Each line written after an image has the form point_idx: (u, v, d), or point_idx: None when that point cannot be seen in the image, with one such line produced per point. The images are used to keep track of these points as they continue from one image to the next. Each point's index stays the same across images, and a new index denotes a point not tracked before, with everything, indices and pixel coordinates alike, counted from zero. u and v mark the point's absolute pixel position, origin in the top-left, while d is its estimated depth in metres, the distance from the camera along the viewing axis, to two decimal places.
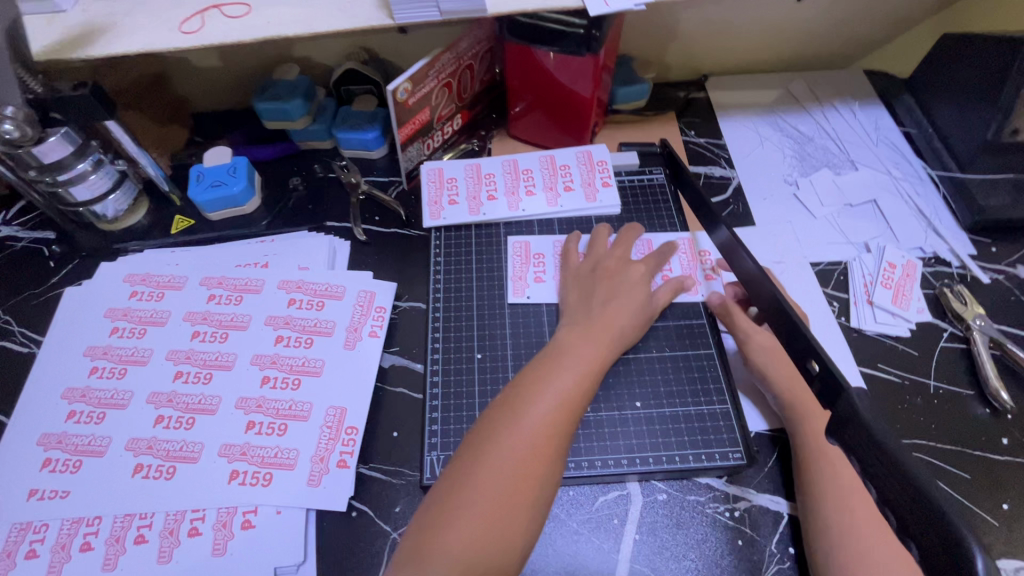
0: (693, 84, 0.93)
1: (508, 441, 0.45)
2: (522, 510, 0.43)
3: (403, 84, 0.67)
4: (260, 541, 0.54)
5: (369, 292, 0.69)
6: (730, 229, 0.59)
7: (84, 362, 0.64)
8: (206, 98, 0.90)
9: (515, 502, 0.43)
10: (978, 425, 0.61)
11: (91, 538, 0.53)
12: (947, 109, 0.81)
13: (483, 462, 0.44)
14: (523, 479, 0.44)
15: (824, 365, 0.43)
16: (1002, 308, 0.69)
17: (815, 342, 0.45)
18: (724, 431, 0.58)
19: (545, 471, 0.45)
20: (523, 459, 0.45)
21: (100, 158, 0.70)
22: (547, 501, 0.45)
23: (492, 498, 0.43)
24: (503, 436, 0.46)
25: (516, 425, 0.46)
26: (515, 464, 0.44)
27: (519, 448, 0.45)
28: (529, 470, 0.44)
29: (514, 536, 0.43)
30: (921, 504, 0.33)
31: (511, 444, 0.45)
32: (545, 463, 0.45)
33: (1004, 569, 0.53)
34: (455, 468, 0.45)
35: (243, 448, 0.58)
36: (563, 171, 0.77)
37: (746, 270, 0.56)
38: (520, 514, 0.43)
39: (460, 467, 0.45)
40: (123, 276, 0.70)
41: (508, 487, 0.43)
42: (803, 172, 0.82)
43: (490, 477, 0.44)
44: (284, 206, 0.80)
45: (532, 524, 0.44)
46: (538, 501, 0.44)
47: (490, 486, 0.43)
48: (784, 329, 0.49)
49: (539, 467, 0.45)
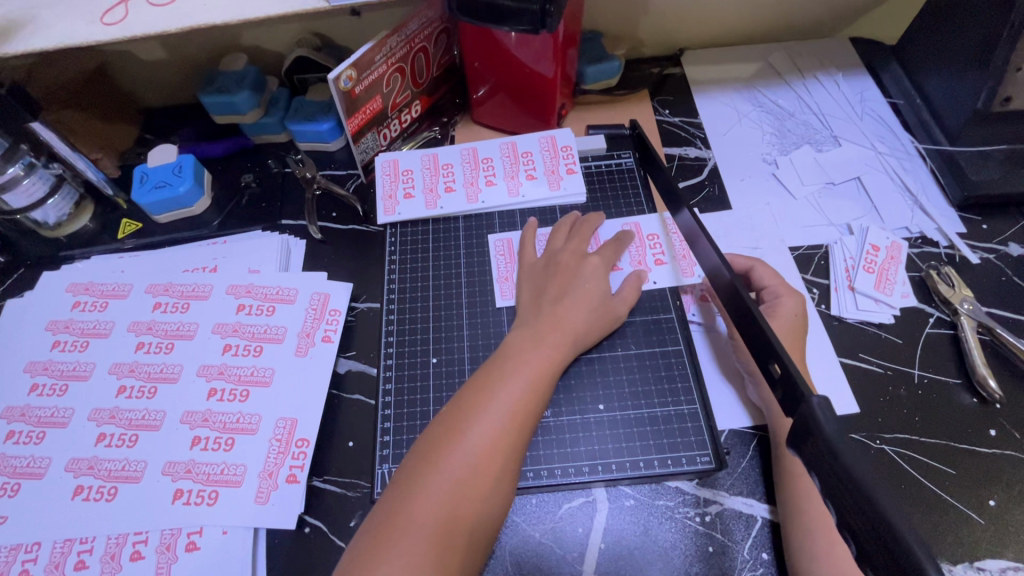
0: (667, 60, 0.88)
1: (451, 462, 0.44)
2: (463, 535, 0.42)
3: (346, 72, 0.63)
4: (205, 563, 0.51)
5: (322, 294, 0.66)
6: (694, 212, 0.55)
7: (25, 379, 0.61)
8: (154, 93, 0.85)
9: (456, 526, 0.42)
10: (965, 416, 0.58)
11: (29, 566, 0.51)
12: (935, 78, 0.76)
13: (423, 485, 0.43)
14: (464, 502, 0.43)
15: (785, 375, 0.41)
16: (992, 289, 0.65)
17: (776, 342, 0.43)
18: (692, 434, 0.56)
19: (488, 492, 0.44)
20: (465, 481, 0.44)
21: (32, 162, 0.67)
22: (490, 522, 0.44)
23: (432, 524, 0.42)
24: (445, 456, 0.45)
25: (458, 443, 0.45)
26: (456, 487, 0.43)
27: (462, 469, 0.44)
28: (470, 492, 0.44)
29: (459, 546, 0.42)
30: (880, 530, 0.31)
31: (453, 466, 0.44)
32: (488, 484, 0.44)
33: (989, 570, 0.50)
34: (395, 491, 0.44)
35: (188, 465, 0.55)
36: (526, 158, 0.74)
37: (708, 257, 0.52)
38: (461, 538, 0.42)
39: (399, 491, 0.44)
40: (65, 286, 0.67)
41: (449, 512, 0.42)
42: (782, 149, 0.78)
43: (430, 502, 0.43)
44: (235, 204, 0.76)
45: (473, 548, 0.43)
46: (480, 523, 0.44)
47: (430, 510, 0.42)
48: (748, 327, 0.46)
49: (482, 488, 0.44)
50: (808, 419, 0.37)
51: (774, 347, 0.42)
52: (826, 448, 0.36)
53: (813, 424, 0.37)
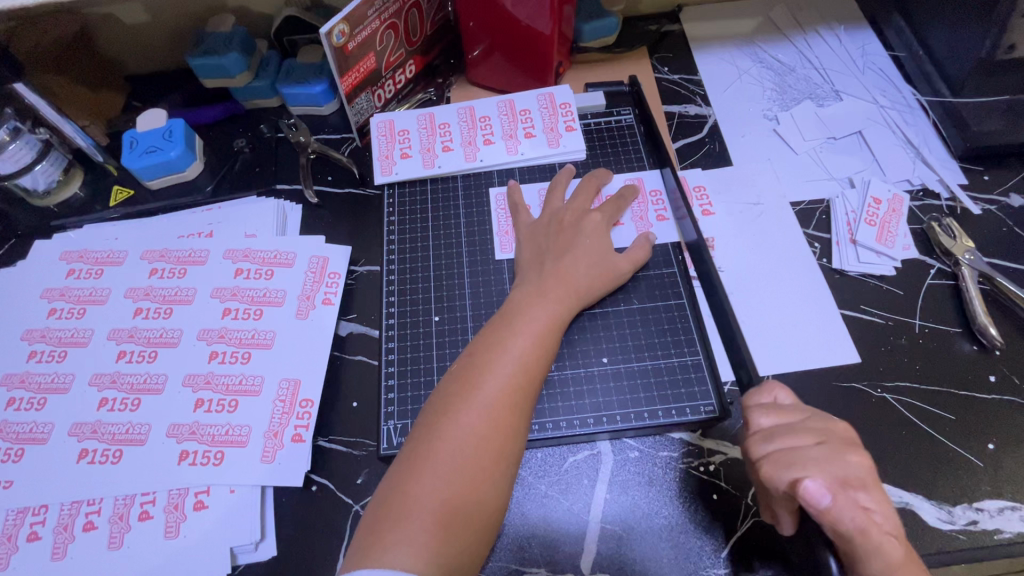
0: (666, 16, 0.86)
1: (468, 419, 0.44)
2: (487, 490, 0.43)
3: (339, 26, 0.61)
4: (213, 521, 0.51)
5: (321, 257, 0.65)
6: None
7: (22, 347, 0.60)
8: (138, 59, 0.83)
9: (479, 485, 0.43)
10: (965, 364, 0.58)
11: (38, 528, 0.51)
12: (938, 27, 0.74)
13: (443, 442, 0.43)
14: (485, 457, 0.43)
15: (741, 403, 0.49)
16: (993, 240, 0.65)
17: (748, 358, 0.53)
18: (696, 384, 0.56)
19: (507, 449, 0.44)
20: (484, 438, 0.44)
21: (18, 127, 0.65)
22: (512, 479, 0.45)
23: (457, 480, 0.42)
24: (462, 413, 0.45)
25: (473, 401, 0.45)
26: (476, 442, 0.43)
27: (479, 426, 0.44)
28: (491, 444, 0.44)
29: (486, 495, 0.43)
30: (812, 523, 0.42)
31: (470, 422, 0.44)
32: (506, 439, 0.44)
33: (988, 510, 0.51)
34: (414, 448, 0.44)
35: (193, 427, 0.55)
36: (523, 116, 0.72)
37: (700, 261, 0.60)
38: (486, 497, 0.43)
39: (417, 447, 0.44)
40: (59, 254, 0.66)
41: (472, 470, 0.43)
42: (783, 105, 0.77)
43: (452, 457, 0.43)
44: (229, 170, 0.74)
45: (498, 508, 0.43)
46: (502, 480, 0.44)
47: (453, 469, 0.42)
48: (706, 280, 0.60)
49: (502, 445, 0.44)
50: (751, 445, 0.45)
51: (748, 364, 0.53)
52: (761, 473, 0.44)
53: (756, 452, 0.45)
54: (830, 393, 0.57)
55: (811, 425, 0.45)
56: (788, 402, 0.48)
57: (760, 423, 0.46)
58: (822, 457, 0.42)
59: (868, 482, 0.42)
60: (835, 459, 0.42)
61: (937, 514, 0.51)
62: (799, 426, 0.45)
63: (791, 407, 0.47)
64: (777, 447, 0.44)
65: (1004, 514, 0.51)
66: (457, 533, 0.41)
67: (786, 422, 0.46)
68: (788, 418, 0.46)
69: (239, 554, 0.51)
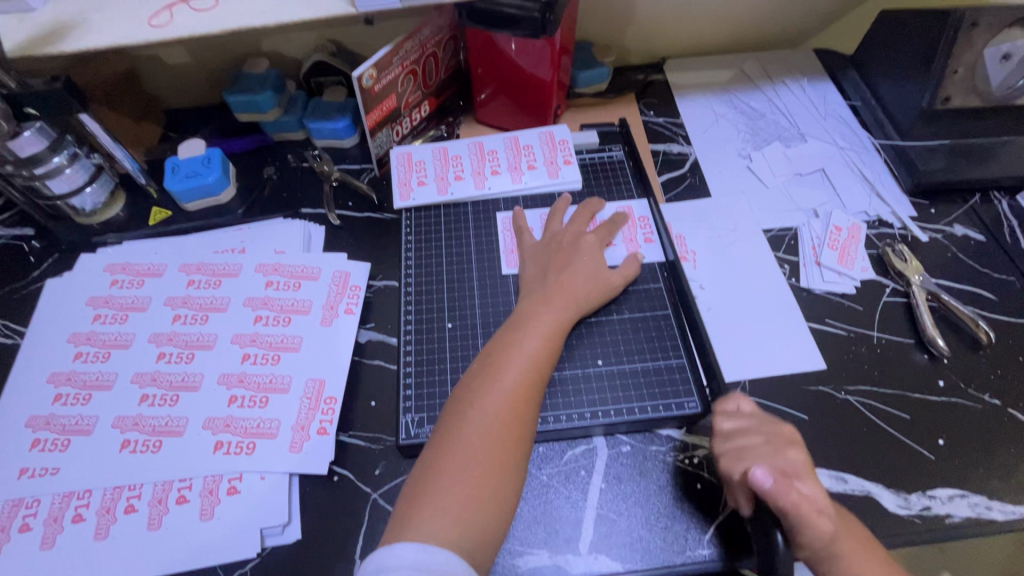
0: (651, 67, 0.98)
1: (489, 407, 0.51)
2: (509, 468, 0.49)
3: (368, 71, 0.71)
4: (245, 505, 0.56)
5: (343, 272, 0.72)
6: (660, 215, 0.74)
7: (68, 348, 0.66)
8: (177, 95, 0.92)
9: (503, 465, 0.49)
10: (918, 371, 0.66)
11: (83, 510, 0.56)
12: (887, 81, 0.85)
13: (469, 428, 0.50)
14: (506, 440, 0.49)
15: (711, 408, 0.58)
16: (940, 263, 0.74)
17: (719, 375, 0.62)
18: (681, 383, 0.63)
19: (524, 433, 0.51)
20: (504, 424, 0.50)
21: (76, 152, 0.73)
22: (529, 461, 0.51)
23: (482, 459, 0.48)
24: (484, 402, 0.51)
25: (493, 392, 0.52)
26: (497, 426, 0.50)
27: (500, 413, 0.50)
28: (511, 429, 0.50)
29: (508, 474, 0.49)
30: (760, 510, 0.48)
31: (491, 410, 0.51)
32: (523, 425, 0.51)
33: (939, 497, 0.58)
34: (442, 434, 0.50)
35: (227, 420, 0.61)
36: (526, 151, 0.81)
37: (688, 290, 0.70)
38: (509, 475, 0.49)
39: (446, 433, 0.50)
40: (103, 266, 0.73)
41: (496, 451, 0.49)
42: (755, 145, 0.86)
43: (477, 440, 0.49)
44: (259, 194, 0.82)
45: (518, 485, 0.49)
46: (521, 461, 0.50)
47: (480, 450, 0.48)
48: (681, 295, 0.69)
49: (520, 430, 0.51)
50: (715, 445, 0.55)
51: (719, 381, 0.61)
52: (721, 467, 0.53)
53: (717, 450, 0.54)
54: (799, 394, 0.64)
55: (762, 429, 0.53)
56: (749, 409, 0.56)
57: (723, 426, 0.55)
58: (767, 453, 0.51)
59: (804, 474, 0.49)
60: (778, 455, 0.51)
61: (895, 501, 0.57)
62: (752, 429, 0.54)
63: (750, 413, 0.55)
64: (733, 445, 0.53)
65: (953, 501, 0.57)
66: (484, 506, 0.47)
67: (744, 426, 0.54)
68: (747, 423, 0.54)
69: (266, 537, 0.56)
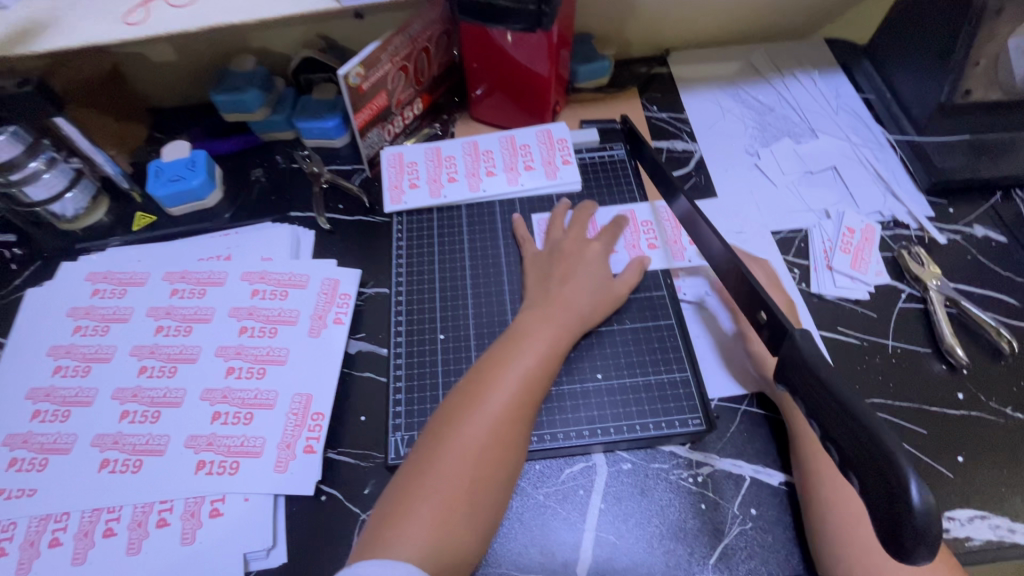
0: (655, 60, 0.94)
1: (471, 429, 0.48)
2: (484, 495, 0.46)
3: (355, 69, 0.67)
4: (227, 528, 0.54)
5: (333, 280, 0.69)
6: (689, 200, 0.61)
7: (48, 362, 0.64)
8: (162, 95, 0.89)
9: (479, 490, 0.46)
10: (935, 383, 0.62)
11: (60, 534, 0.54)
12: (903, 73, 0.81)
13: (447, 450, 0.47)
14: (486, 465, 0.47)
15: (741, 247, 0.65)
16: (958, 267, 0.70)
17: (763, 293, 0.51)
18: (684, 399, 0.60)
19: (506, 459, 0.48)
20: (485, 448, 0.47)
21: (53, 156, 0.70)
22: (509, 487, 0.48)
23: (458, 485, 0.45)
24: (466, 423, 0.48)
25: (478, 413, 0.49)
26: (478, 450, 0.47)
27: (483, 437, 0.48)
28: (492, 455, 0.47)
29: (483, 501, 0.46)
30: (845, 412, 0.42)
31: (474, 433, 0.48)
32: (507, 450, 0.48)
33: (959, 518, 0.55)
34: (420, 455, 0.47)
35: (210, 438, 0.58)
36: (523, 150, 0.78)
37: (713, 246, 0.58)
38: (484, 500, 0.46)
39: (424, 454, 0.47)
40: (84, 275, 0.70)
41: (473, 476, 0.46)
42: (763, 142, 0.83)
43: (455, 464, 0.46)
44: (246, 198, 0.79)
45: (495, 512, 0.47)
46: (500, 487, 0.47)
47: (456, 474, 0.46)
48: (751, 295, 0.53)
49: (502, 455, 0.48)
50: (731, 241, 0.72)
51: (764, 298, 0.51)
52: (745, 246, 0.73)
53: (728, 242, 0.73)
54: None
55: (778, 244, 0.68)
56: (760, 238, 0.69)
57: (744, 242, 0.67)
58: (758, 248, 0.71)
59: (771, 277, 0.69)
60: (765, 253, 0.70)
61: None
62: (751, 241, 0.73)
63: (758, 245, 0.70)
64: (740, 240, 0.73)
65: (973, 523, 0.54)
66: (454, 534, 0.44)
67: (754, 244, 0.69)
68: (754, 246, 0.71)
69: (251, 561, 0.54)
